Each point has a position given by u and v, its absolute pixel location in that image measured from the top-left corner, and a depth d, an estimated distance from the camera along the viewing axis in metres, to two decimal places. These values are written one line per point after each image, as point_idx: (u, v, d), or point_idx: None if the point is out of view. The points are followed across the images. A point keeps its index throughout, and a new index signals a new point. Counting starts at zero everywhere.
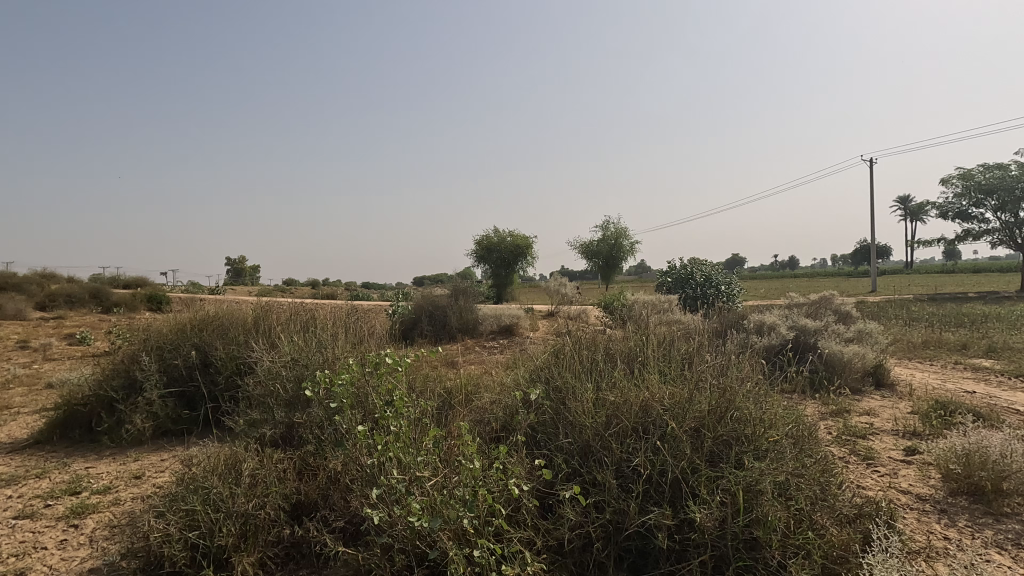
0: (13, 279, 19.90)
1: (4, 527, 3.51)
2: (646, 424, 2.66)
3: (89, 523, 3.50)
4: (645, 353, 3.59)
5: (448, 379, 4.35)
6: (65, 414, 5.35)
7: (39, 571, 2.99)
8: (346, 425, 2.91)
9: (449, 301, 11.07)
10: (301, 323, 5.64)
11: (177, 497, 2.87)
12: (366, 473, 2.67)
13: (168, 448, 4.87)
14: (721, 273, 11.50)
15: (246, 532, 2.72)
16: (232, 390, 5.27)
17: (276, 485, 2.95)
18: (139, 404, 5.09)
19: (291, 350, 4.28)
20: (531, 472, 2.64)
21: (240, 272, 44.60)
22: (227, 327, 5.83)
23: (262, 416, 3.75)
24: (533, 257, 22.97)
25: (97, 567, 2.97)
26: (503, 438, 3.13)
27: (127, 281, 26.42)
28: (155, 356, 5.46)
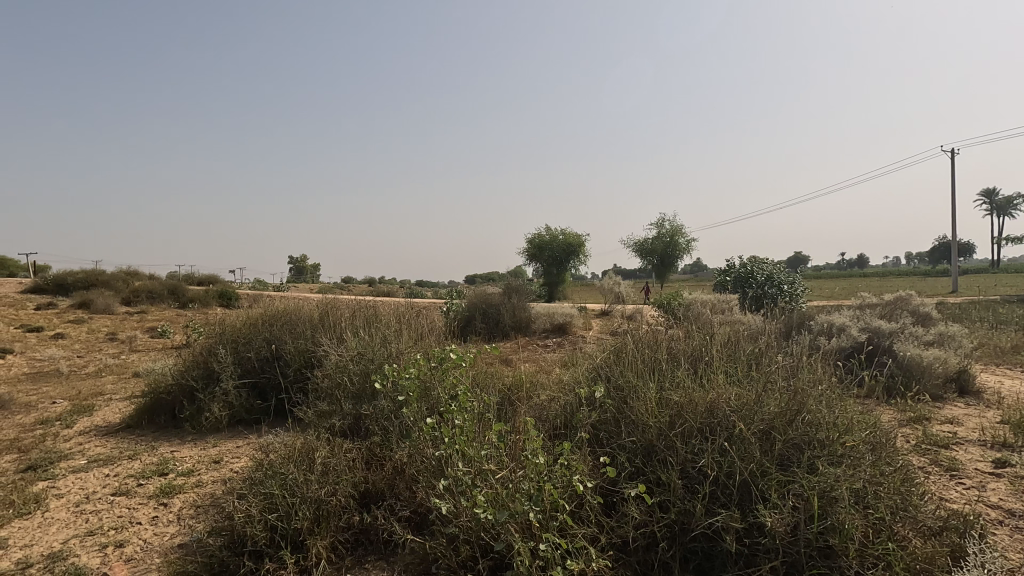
0: (103, 277, 21.66)
1: (103, 503, 3.84)
2: (712, 425, 2.62)
3: (177, 502, 3.77)
4: (709, 353, 3.53)
5: (506, 375, 4.41)
6: (151, 401, 5.78)
7: (134, 544, 3.26)
8: (413, 417, 3.02)
9: (502, 300, 11.17)
10: (364, 319, 5.86)
11: (257, 481, 3.06)
12: (432, 464, 2.75)
13: (243, 436, 5.17)
14: (785, 272, 11.04)
15: (319, 517, 2.85)
16: (301, 382, 5.53)
17: (346, 474, 3.09)
18: (217, 394, 5.43)
19: (358, 345, 4.47)
20: (594, 470, 2.65)
21: (301, 271, 46.68)
22: (295, 323, 6.14)
23: (331, 407, 3.93)
24: (586, 256, 22.82)
25: (185, 543, 3.20)
26: (563, 434, 3.16)
27: (202, 279, 28.27)
28: (230, 348, 5.83)
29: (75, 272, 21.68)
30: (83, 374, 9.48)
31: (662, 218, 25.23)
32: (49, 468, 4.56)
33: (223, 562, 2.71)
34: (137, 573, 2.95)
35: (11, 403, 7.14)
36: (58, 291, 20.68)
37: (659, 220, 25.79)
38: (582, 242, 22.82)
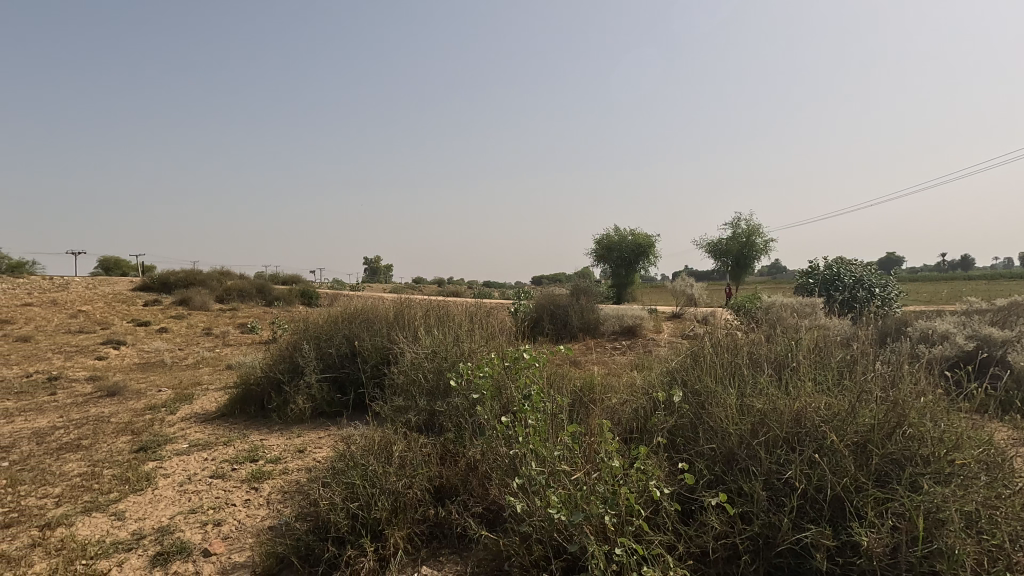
0: (201, 276, 23.57)
1: (203, 484, 4.18)
2: (800, 435, 2.48)
3: (266, 486, 4.04)
4: (794, 359, 3.34)
5: (576, 376, 4.39)
6: (243, 391, 6.22)
7: (230, 523, 3.51)
8: (486, 415, 3.07)
9: (570, 301, 11.12)
10: (436, 318, 6.02)
11: (340, 471, 3.22)
12: (505, 463, 2.78)
13: (325, 427, 5.45)
14: (877, 274, 10.25)
15: (396, 508, 2.95)
16: (377, 378, 5.75)
17: (422, 468, 3.18)
18: (301, 386, 5.77)
19: (432, 343, 4.61)
20: (671, 476, 2.59)
21: (376, 271, 48.72)
22: (372, 321, 6.41)
23: (407, 402, 4.07)
24: (656, 257, 22.25)
25: (274, 525, 3.41)
26: (638, 438, 3.10)
27: (286, 278, 30.20)
28: (313, 344, 6.18)
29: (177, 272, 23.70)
30: (184, 365, 10.34)
31: (738, 217, 24.13)
32: (157, 450, 5.01)
33: (308, 546, 2.86)
34: (234, 550, 3.18)
35: (125, 390, 7.92)
36: (163, 290, 22.69)
37: (735, 219, 24.69)
38: (653, 242, 22.26)
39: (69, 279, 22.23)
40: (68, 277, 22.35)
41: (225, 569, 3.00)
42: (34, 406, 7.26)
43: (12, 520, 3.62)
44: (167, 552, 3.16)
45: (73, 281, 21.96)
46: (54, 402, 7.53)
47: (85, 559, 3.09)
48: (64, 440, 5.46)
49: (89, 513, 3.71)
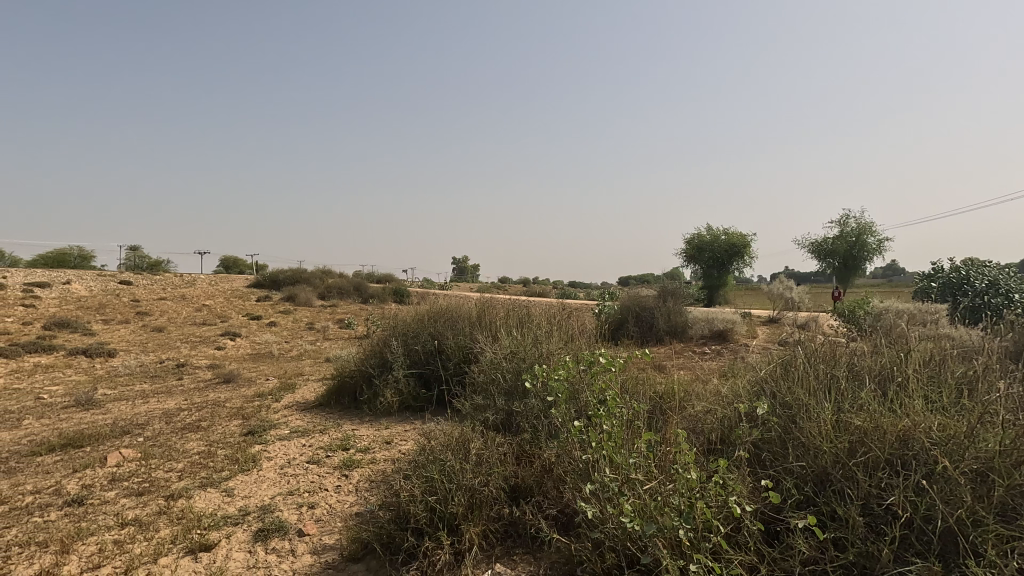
0: (306, 275, 25.47)
1: (300, 468, 4.52)
2: (905, 458, 2.25)
3: (355, 475, 4.29)
4: (903, 373, 3.02)
5: (658, 382, 4.25)
6: (338, 383, 6.65)
7: (322, 507, 3.77)
8: (561, 418, 3.05)
9: (656, 303, 10.78)
10: (518, 319, 6.09)
11: (420, 465, 3.35)
12: (579, 467, 2.76)
13: (410, 421, 5.69)
14: (1015, 276, 8.98)
15: (473, 504, 3.01)
16: (460, 375, 5.92)
17: (498, 466, 3.22)
18: (389, 381, 6.07)
19: (511, 343, 4.68)
20: (756, 493, 2.44)
21: (464, 271, 50.14)
22: (456, 319, 6.60)
23: (485, 401, 4.17)
24: (752, 257, 21.02)
25: (361, 511, 3.62)
26: (720, 450, 2.97)
27: (381, 277, 31.87)
28: (401, 341, 6.48)
29: (285, 270, 25.77)
30: (289, 357, 11.23)
31: (846, 214, 22.19)
32: (262, 434, 5.49)
33: (390, 534, 3.01)
34: (324, 533, 3.42)
35: (239, 377, 8.75)
36: (273, 286, 24.77)
37: (843, 216, 22.71)
38: (748, 242, 21.06)
39: (195, 276, 24.88)
40: (195, 274, 25.07)
41: (316, 549, 3.23)
42: (164, 389, 8.21)
43: (143, 489, 4.12)
44: (268, 529, 3.46)
45: (198, 278, 24.54)
46: (181, 386, 8.48)
47: (200, 529, 3.46)
48: (187, 421, 6.13)
49: (205, 488, 4.15)
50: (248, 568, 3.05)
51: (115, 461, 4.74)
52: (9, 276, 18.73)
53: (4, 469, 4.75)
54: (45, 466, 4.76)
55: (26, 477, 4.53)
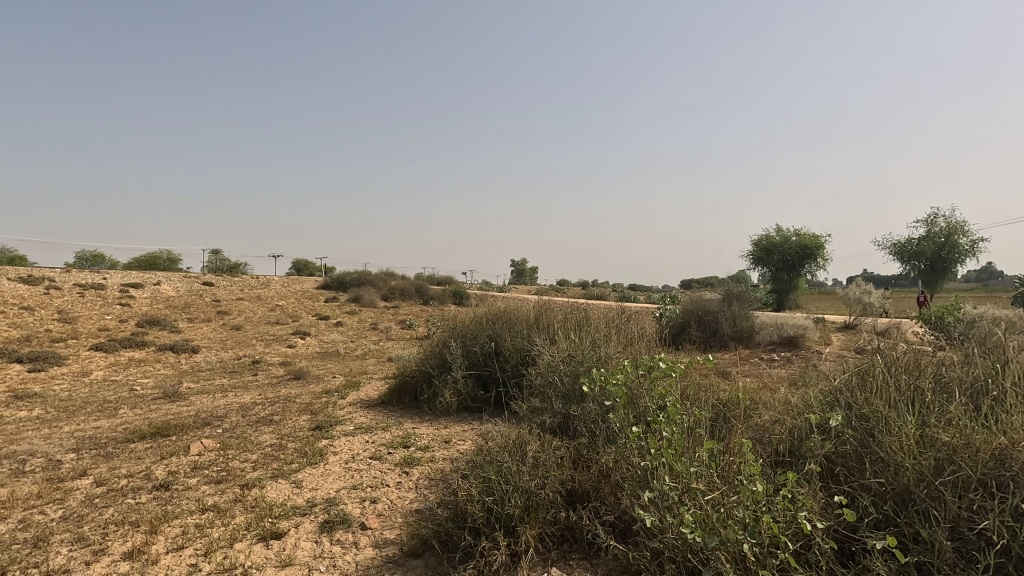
0: (370, 277, 26.38)
1: (364, 464, 4.68)
2: (1001, 479, 2.05)
3: (415, 472, 4.40)
4: (1000, 387, 2.75)
5: (722, 388, 4.11)
6: (399, 382, 6.84)
7: (384, 502, 3.89)
8: (619, 423, 3.00)
9: (721, 307, 10.40)
10: (576, 322, 6.04)
11: (478, 465, 3.39)
12: (638, 474, 2.70)
13: (468, 421, 5.77)
14: None
15: (529, 507, 3.01)
16: (517, 377, 5.95)
17: (555, 470, 3.21)
18: (449, 381, 6.19)
19: (568, 346, 4.66)
20: (828, 510, 2.31)
21: (522, 273, 50.33)
22: (514, 321, 6.63)
23: (543, 404, 4.17)
24: (826, 259, 19.86)
25: (420, 509, 3.70)
26: (789, 463, 2.82)
27: (442, 279, 32.54)
28: (461, 342, 6.59)
29: (351, 272, 26.82)
30: (354, 355, 11.67)
31: (934, 213, 20.57)
32: (329, 429, 5.73)
33: (448, 532, 3.06)
34: (386, 527, 3.52)
35: (308, 374, 9.18)
36: (340, 288, 25.83)
37: (930, 215, 21.01)
38: (821, 243, 19.93)
39: (269, 278, 26.34)
40: (270, 276, 26.53)
41: (377, 543, 3.33)
42: (241, 384, 8.75)
43: (221, 477, 4.40)
44: (333, 521, 3.60)
45: (272, 280, 25.95)
46: (256, 381, 9.00)
47: (271, 518, 3.65)
48: (261, 414, 6.50)
49: (276, 479, 4.38)
50: (314, 558, 3.19)
51: (196, 450, 5.09)
52: (109, 277, 20.54)
53: (102, 453, 5.21)
54: (137, 452, 5.18)
55: (121, 461, 4.95)
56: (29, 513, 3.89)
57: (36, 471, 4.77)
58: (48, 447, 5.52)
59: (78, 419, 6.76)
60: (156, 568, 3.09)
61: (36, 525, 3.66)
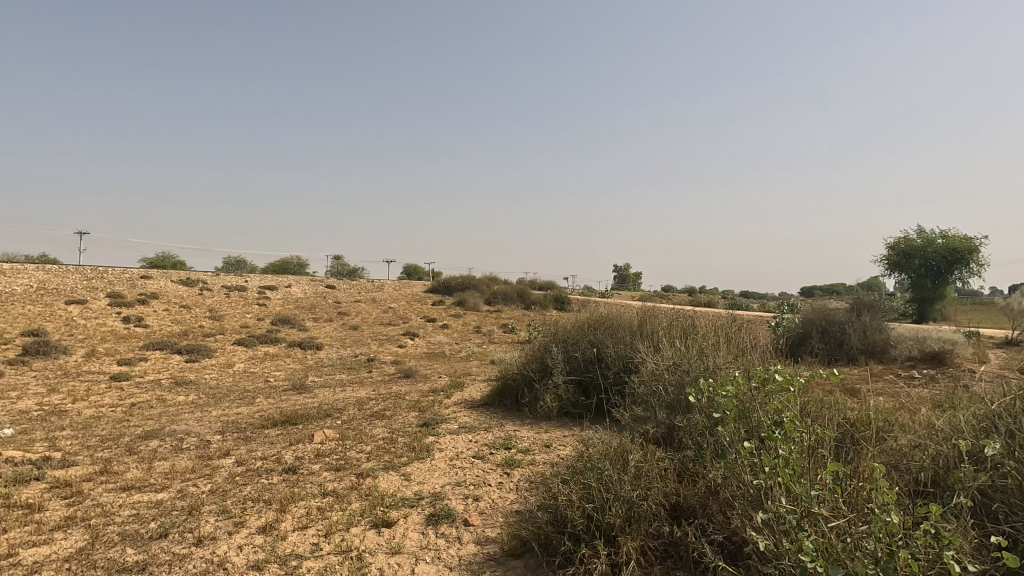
0: (475, 281, 27.27)
1: (467, 462, 4.84)
2: None
3: (516, 473, 4.47)
4: None
5: (848, 406, 3.73)
6: (501, 384, 6.99)
7: (486, 501, 3.99)
8: (729, 438, 2.83)
9: (849, 317, 9.46)
10: (682, 329, 5.80)
11: (578, 471, 3.37)
12: (749, 493, 2.53)
13: (569, 427, 5.75)
14: None
15: (631, 517, 2.93)
16: (619, 385, 5.83)
17: (659, 482, 3.10)
18: (549, 386, 6.22)
19: (674, 355, 4.49)
20: (983, 552, 2.01)
21: (625, 279, 49.37)
22: (617, 327, 6.51)
23: (646, 414, 4.07)
24: (982, 265, 17.31)
25: (521, 510, 3.75)
26: (931, 494, 2.50)
27: (544, 284, 32.83)
28: (562, 347, 6.60)
29: (457, 276, 27.91)
30: (459, 357, 12.12)
31: None
32: (436, 427, 5.99)
33: (548, 535, 3.08)
34: (488, 525, 3.62)
35: (416, 373, 9.68)
36: (446, 292, 26.95)
37: None
38: (974, 246, 17.42)
39: (383, 281, 28.13)
40: (384, 280, 28.35)
41: (479, 540, 3.43)
42: (358, 380, 9.43)
43: (340, 465, 4.77)
44: (438, 514, 3.76)
45: (386, 284, 27.72)
46: (370, 378, 9.65)
47: (383, 507, 3.89)
48: (375, 409, 6.97)
49: (388, 470, 4.66)
50: (421, 548, 3.34)
51: (319, 439, 5.57)
52: (250, 279, 23.10)
53: (243, 437, 5.87)
54: (270, 437, 5.77)
55: (257, 444, 5.54)
56: (185, 484, 4.48)
57: (191, 448, 5.49)
58: (200, 427, 6.32)
59: (223, 405, 7.67)
60: (285, 543, 3.41)
61: (189, 496, 4.21)
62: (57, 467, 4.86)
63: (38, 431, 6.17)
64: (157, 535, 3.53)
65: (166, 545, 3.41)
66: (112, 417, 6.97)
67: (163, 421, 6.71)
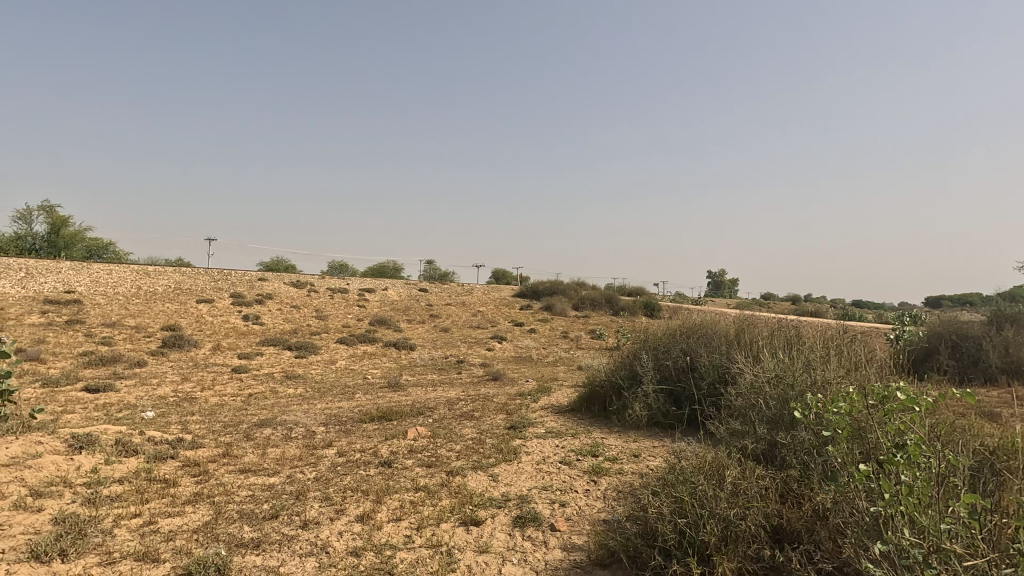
0: (562, 286, 27.26)
1: (554, 467, 4.82)
2: None
3: (603, 482, 4.39)
4: None
5: (985, 432, 3.29)
6: (589, 391, 6.91)
7: (573, 507, 3.96)
8: (841, 459, 2.60)
9: (987, 332, 8.36)
10: (785, 340, 5.42)
11: (670, 484, 3.24)
12: (865, 521, 2.31)
13: (659, 437, 5.57)
14: None
15: (727, 537, 2.77)
16: (714, 397, 5.56)
17: (759, 501, 2.90)
18: (639, 394, 6.07)
19: (776, 366, 4.19)
20: None
21: (720, 285, 47.13)
22: (712, 336, 6.22)
23: (744, 428, 3.86)
24: None
25: (608, 519, 3.69)
26: None
27: (633, 289, 32.15)
28: (652, 355, 6.42)
29: (545, 281, 28.05)
30: (546, 362, 12.15)
31: None
32: (523, 430, 6.05)
33: (636, 547, 2.99)
34: (574, 532, 3.58)
35: (504, 376, 9.82)
36: (534, 297, 27.16)
37: None
38: None
39: (473, 286, 28.92)
40: (473, 285, 29.13)
41: (566, 546, 3.40)
42: (449, 380, 9.74)
43: (431, 462, 4.95)
44: (525, 517, 3.78)
45: (476, 288, 28.45)
46: (460, 379, 9.93)
47: (472, 505, 3.98)
48: (464, 410, 7.16)
49: (477, 470, 4.77)
50: (508, 549, 3.38)
51: (413, 436, 5.81)
52: (352, 282, 24.68)
53: (344, 429, 6.27)
54: (368, 431, 6.11)
55: (356, 437, 5.89)
56: (293, 470, 4.86)
57: (299, 438, 5.94)
58: (306, 419, 6.83)
59: (327, 399, 8.24)
60: (380, 533, 3.59)
61: (297, 482, 4.55)
62: (188, 447, 5.46)
63: (173, 415, 6.97)
64: (270, 515, 3.85)
65: (277, 526, 3.71)
66: (232, 405, 7.72)
67: (275, 411, 7.33)
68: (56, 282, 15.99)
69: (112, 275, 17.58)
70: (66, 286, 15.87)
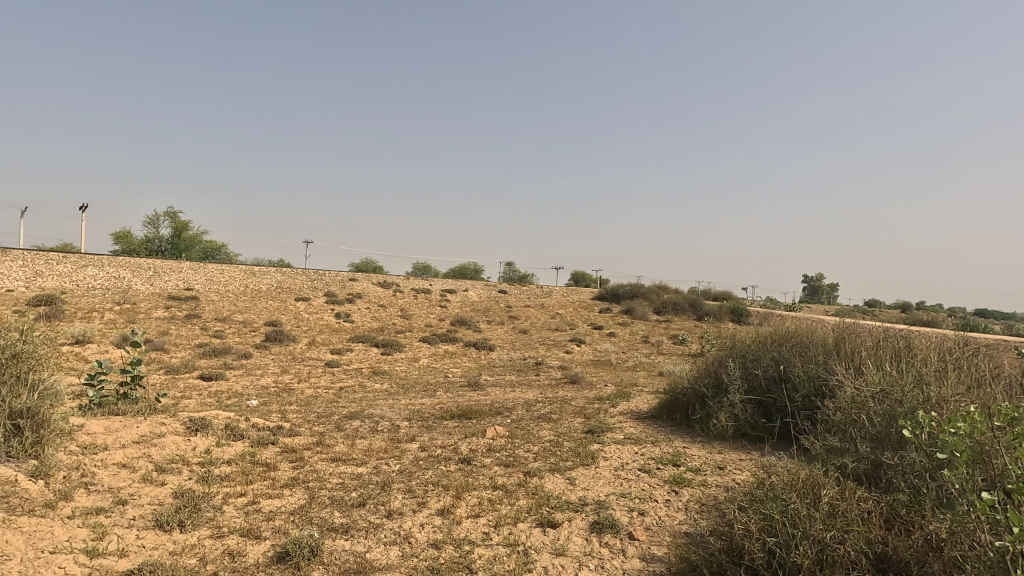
0: (643, 290, 26.61)
1: (633, 474, 4.72)
2: None
3: (685, 493, 4.24)
4: None
5: None
6: (670, 397, 6.70)
7: (652, 516, 3.86)
8: (959, 486, 2.35)
9: None
10: (893, 351, 4.96)
11: (759, 500, 3.07)
12: (988, 557, 2.07)
13: (746, 450, 5.30)
14: None
15: (823, 560, 2.58)
16: (809, 410, 5.20)
17: (860, 526, 2.68)
18: (724, 404, 5.80)
19: (882, 380, 3.86)
20: None
21: (817, 290, 43.97)
22: (807, 344, 5.82)
23: (844, 445, 3.58)
24: None
25: (690, 532, 3.56)
26: None
27: (719, 294, 30.78)
28: (739, 363, 6.11)
29: (625, 285, 27.52)
30: (625, 366, 11.92)
31: None
32: (601, 434, 5.97)
33: (721, 563, 2.86)
34: (654, 542, 3.49)
35: (582, 379, 9.74)
36: (614, 300, 26.74)
37: None
38: None
39: (551, 288, 28.94)
40: (552, 287, 29.16)
41: (645, 556, 3.32)
42: (526, 381, 9.81)
43: (509, 462, 5.01)
44: (602, 523, 3.73)
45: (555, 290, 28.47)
46: (538, 381, 9.97)
47: (548, 507, 3.98)
48: (542, 411, 7.17)
49: (554, 472, 4.76)
50: (584, 554, 3.35)
51: (491, 435, 5.91)
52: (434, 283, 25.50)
53: (425, 425, 6.49)
54: (448, 428, 6.29)
55: (437, 433, 6.08)
56: (379, 462, 5.10)
57: (384, 431, 6.23)
58: (391, 413, 7.15)
59: (410, 395, 8.57)
60: (459, 527, 3.68)
61: (382, 473, 4.78)
62: (286, 435, 5.89)
63: (274, 404, 7.55)
64: (357, 503, 4.06)
65: (365, 513, 3.91)
66: (325, 397, 8.24)
67: (363, 404, 7.73)
68: (179, 280, 17.83)
69: (224, 274, 19.34)
70: (187, 283, 17.66)
